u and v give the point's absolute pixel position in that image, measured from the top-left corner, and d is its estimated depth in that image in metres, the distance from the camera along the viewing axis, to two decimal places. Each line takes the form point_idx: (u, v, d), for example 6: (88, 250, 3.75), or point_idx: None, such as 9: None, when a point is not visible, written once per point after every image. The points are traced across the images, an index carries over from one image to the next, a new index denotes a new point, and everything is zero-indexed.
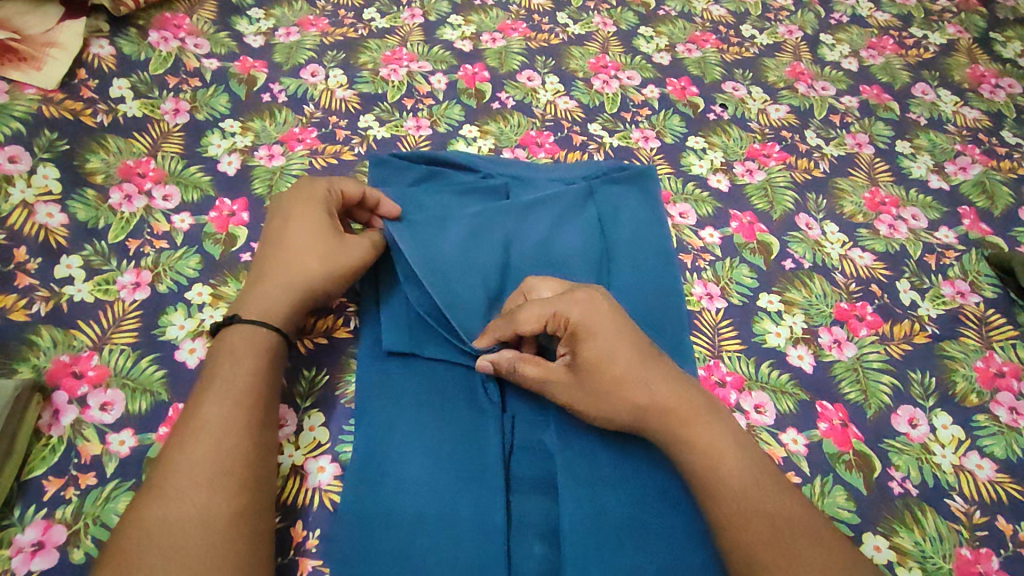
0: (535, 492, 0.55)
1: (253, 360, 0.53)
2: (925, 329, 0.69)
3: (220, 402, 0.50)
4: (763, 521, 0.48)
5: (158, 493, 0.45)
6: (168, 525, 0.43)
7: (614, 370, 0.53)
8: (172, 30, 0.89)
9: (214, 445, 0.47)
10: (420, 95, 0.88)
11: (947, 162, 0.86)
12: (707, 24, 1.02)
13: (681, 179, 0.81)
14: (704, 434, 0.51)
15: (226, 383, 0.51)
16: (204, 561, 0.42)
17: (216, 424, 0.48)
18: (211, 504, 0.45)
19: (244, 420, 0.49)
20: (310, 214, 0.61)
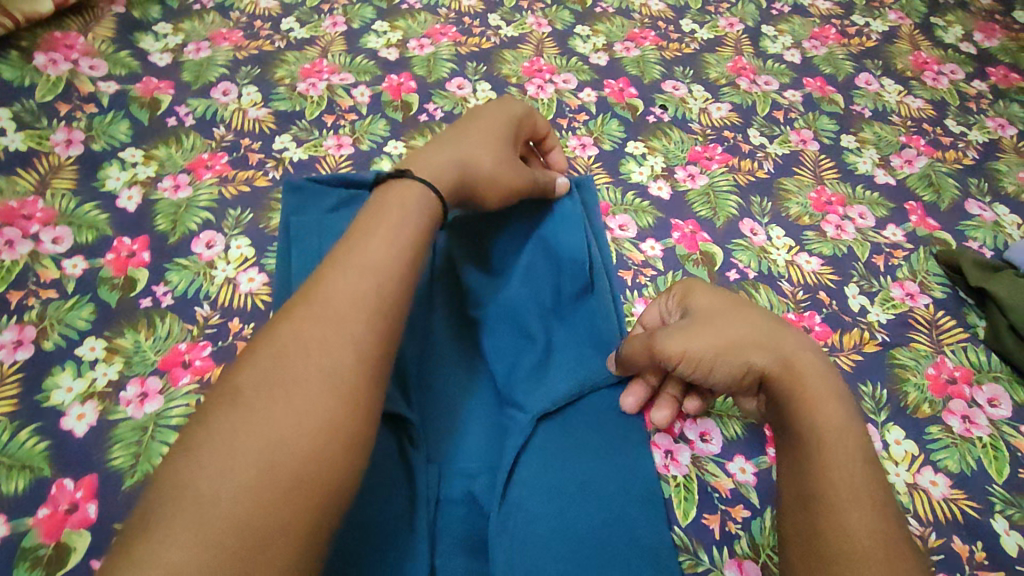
0: (463, 553, 0.51)
1: (376, 257, 0.45)
2: (875, 337, 0.66)
3: (328, 305, 0.42)
4: (860, 504, 0.42)
5: (234, 399, 0.38)
6: (274, 395, 0.38)
7: (741, 311, 0.53)
8: (63, 51, 0.82)
9: (314, 354, 0.40)
10: (341, 110, 0.83)
11: (892, 156, 0.84)
12: (646, 20, 0.98)
13: (621, 188, 0.77)
14: (819, 390, 0.48)
15: (345, 276, 0.44)
16: (266, 459, 0.36)
17: (318, 328, 0.41)
18: (289, 432, 0.37)
19: (364, 313, 0.42)
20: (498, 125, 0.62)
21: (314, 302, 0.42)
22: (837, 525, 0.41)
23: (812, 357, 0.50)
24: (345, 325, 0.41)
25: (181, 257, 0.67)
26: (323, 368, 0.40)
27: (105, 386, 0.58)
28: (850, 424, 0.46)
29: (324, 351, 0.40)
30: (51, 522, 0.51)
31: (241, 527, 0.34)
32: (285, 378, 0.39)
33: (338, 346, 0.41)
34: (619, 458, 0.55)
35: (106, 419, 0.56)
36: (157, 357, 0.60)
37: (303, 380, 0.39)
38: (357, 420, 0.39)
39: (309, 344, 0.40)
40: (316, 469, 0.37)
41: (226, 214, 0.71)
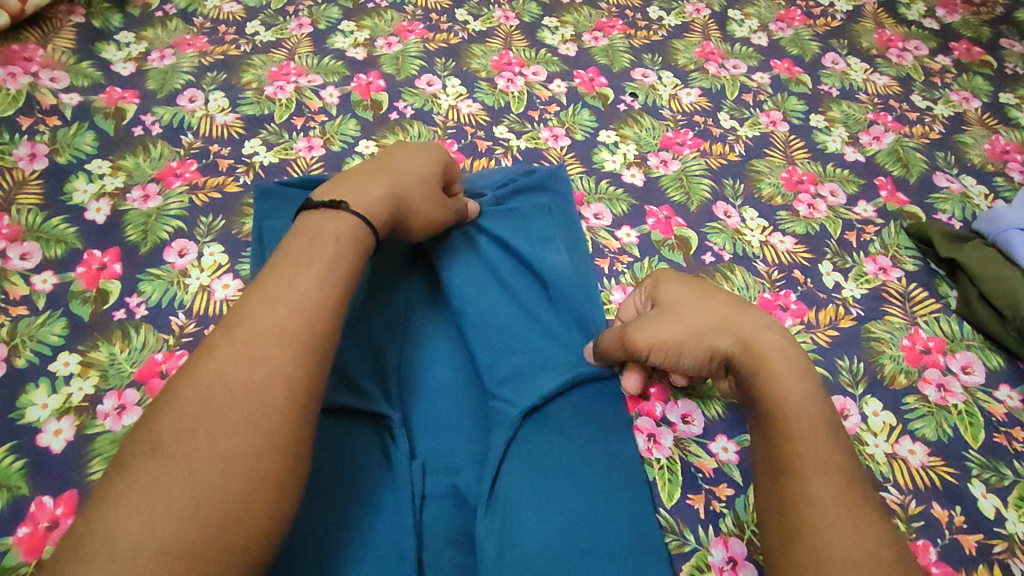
0: (451, 545, 0.51)
1: (308, 287, 0.44)
2: (850, 312, 0.67)
3: (256, 342, 0.40)
4: (829, 479, 0.42)
5: (151, 451, 0.36)
6: (194, 442, 0.37)
7: (707, 297, 0.54)
8: (22, 64, 0.80)
9: (241, 396, 0.38)
10: (311, 112, 0.82)
11: (861, 133, 0.85)
12: (613, 9, 0.98)
13: (594, 177, 0.77)
14: (787, 371, 0.48)
15: (273, 307, 0.42)
16: (184, 515, 0.34)
17: (242, 370, 0.39)
18: (212, 482, 0.36)
19: (294, 351, 0.41)
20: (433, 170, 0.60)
21: (240, 337, 0.40)
22: (803, 500, 0.42)
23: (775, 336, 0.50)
24: (272, 365, 0.40)
25: (153, 267, 0.66)
26: (248, 413, 0.38)
27: (81, 400, 0.57)
28: (815, 401, 0.46)
29: (248, 394, 0.39)
30: (32, 539, 0.50)
31: None
32: (207, 425, 0.37)
33: (264, 388, 0.39)
34: (600, 443, 0.55)
35: (84, 433, 0.55)
36: (133, 369, 0.59)
37: (228, 427, 0.37)
38: (282, 465, 0.38)
39: (230, 389, 0.38)
40: (240, 521, 0.36)
41: (198, 221, 0.70)
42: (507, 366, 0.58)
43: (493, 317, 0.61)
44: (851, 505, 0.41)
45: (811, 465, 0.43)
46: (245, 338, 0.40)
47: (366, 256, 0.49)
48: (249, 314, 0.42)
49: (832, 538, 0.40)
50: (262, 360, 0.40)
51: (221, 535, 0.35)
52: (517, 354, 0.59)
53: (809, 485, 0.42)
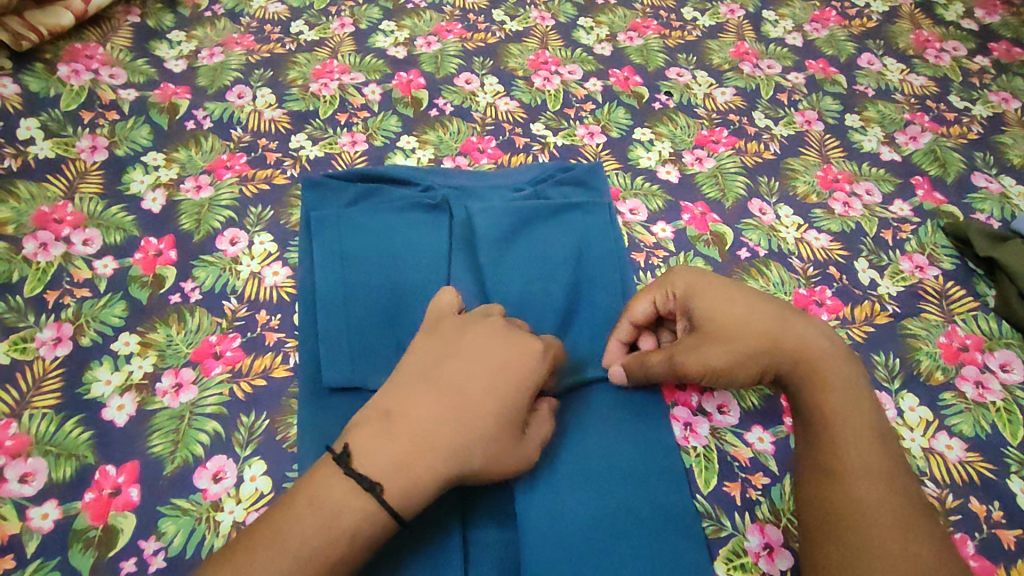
0: (493, 522, 0.52)
1: (475, 413, 0.46)
2: (886, 309, 0.67)
3: (394, 485, 0.44)
4: (892, 500, 0.45)
5: (304, 502, 0.43)
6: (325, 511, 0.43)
7: (741, 306, 0.54)
8: (84, 61, 0.84)
9: (316, 559, 0.42)
10: (354, 108, 0.85)
11: (897, 133, 0.85)
12: (648, 10, 1.00)
13: (630, 173, 0.78)
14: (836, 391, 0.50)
15: (424, 424, 0.45)
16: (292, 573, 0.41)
17: (321, 526, 0.42)
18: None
19: (418, 445, 0.45)
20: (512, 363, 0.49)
21: (389, 461, 0.44)
22: (853, 494, 0.46)
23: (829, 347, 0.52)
24: (358, 527, 0.43)
25: (206, 255, 0.69)
26: (323, 568, 0.42)
27: (141, 377, 0.60)
28: (872, 427, 0.49)
29: (322, 557, 0.42)
30: (98, 505, 0.53)
31: None
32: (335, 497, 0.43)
33: (335, 553, 0.42)
34: (640, 429, 0.56)
35: (144, 409, 0.58)
36: (188, 350, 0.62)
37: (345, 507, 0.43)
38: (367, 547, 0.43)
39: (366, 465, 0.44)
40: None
41: (247, 211, 0.73)
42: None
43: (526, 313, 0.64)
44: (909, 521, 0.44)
45: (871, 494, 0.45)
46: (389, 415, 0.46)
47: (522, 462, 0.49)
48: (395, 440, 0.45)
49: (881, 535, 0.44)
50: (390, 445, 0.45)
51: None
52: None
53: (870, 508, 0.45)
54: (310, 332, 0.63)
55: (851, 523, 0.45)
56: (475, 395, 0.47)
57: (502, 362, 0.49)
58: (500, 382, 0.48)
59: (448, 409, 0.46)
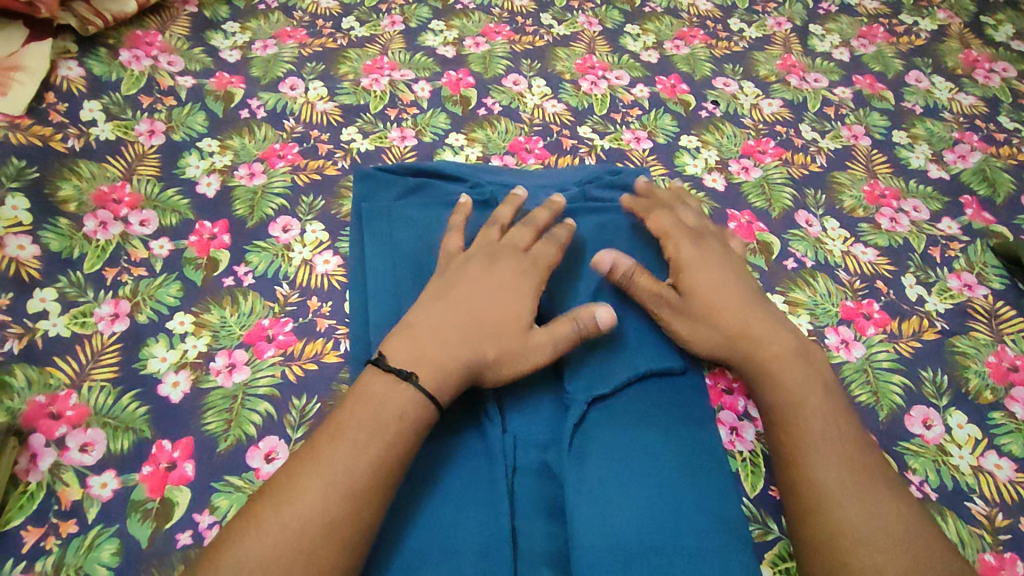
0: (543, 516, 0.53)
1: (484, 307, 0.55)
2: (934, 325, 0.67)
3: (422, 370, 0.50)
4: (869, 490, 0.49)
5: (357, 400, 0.49)
6: (372, 403, 0.48)
7: (706, 291, 0.58)
8: (144, 48, 0.86)
9: (371, 441, 0.47)
10: (403, 104, 0.86)
11: (946, 151, 0.84)
12: (695, 19, 1.00)
13: (676, 179, 0.79)
14: (793, 374, 0.54)
15: (447, 325, 0.53)
16: (352, 463, 0.46)
17: (371, 414, 0.48)
18: (342, 512, 0.44)
19: (437, 333, 0.53)
20: (511, 279, 0.58)
21: (411, 354, 0.51)
22: (813, 481, 0.50)
23: (783, 337, 0.56)
24: (406, 410, 0.48)
25: (260, 240, 0.70)
26: (386, 448, 0.47)
27: (196, 356, 0.61)
28: (828, 416, 0.53)
29: (381, 440, 0.47)
30: (155, 478, 0.54)
31: (331, 512, 0.44)
32: (378, 391, 0.49)
33: (390, 432, 0.48)
34: (687, 431, 0.57)
35: (199, 386, 0.59)
36: (242, 332, 0.63)
37: (384, 393, 0.49)
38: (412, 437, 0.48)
39: (396, 357, 0.51)
40: (375, 481, 0.46)
41: (300, 200, 0.74)
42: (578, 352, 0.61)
43: (569, 301, 0.64)
44: (882, 511, 0.48)
45: (842, 488, 0.49)
46: (409, 323, 0.54)
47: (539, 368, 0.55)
48: (427, 334, 0.52)
49: (842, 519, 0.48)
50: (417, 339, 0.52)
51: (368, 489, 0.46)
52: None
53: (845, 507, 0.48)
54: (359, 320, 0.64)
55: (816, 510, 0.49)
56: (483, 299, 0.55)
57: (501, 276, 0.57)
58: (506, 288, 0.57)
59: (465, 312, 0.54)
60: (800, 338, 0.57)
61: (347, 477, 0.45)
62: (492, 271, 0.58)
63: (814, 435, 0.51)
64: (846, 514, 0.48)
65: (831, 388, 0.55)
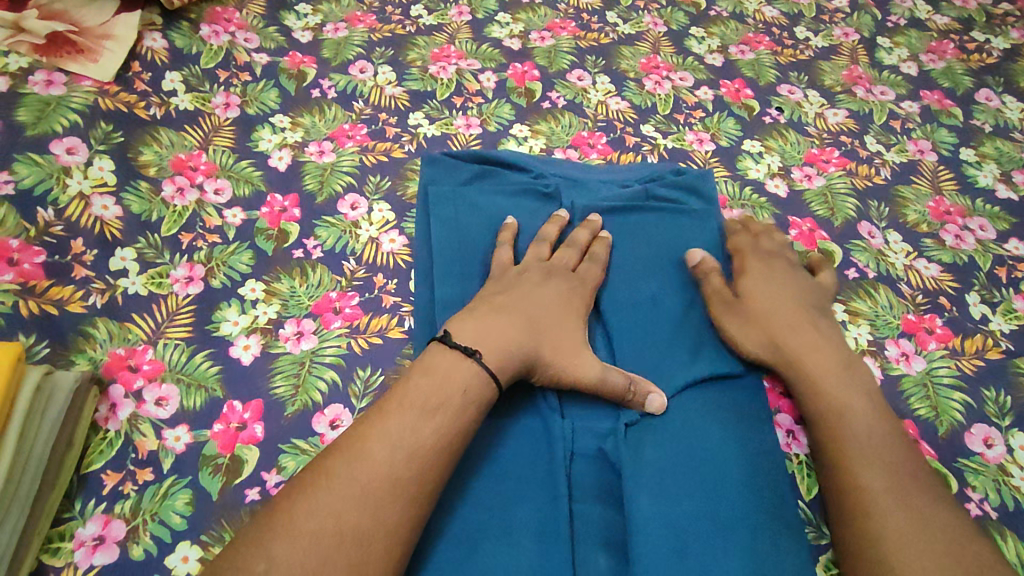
0: (600, 502, 0.53)
1: (542, 310, 0.56)
2: (998, 345, 0.66)
3: (486, 350, 0.51)
4: (919, 502, 0.48)
5: (425, 370, 0.50)
6: (440, 375, 0.49)
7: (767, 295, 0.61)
8: (222, 24, 0.88)
9: (438, 411, 0.48)
10: (469, 93, 0.87)
11: (1014, 172, 0.83)
12: (760, 25, 1.00)
13: (738, 183, 0.79)
14: (834, 385, 0.55)
15: (509, 314, 0.55)
16: (419, 427, 0.47)
17: (437, 385, 0.49)
18: (407, 474, 0.45)
19: (502, 321, 0.54)
20: (570, 294, 0.60)
21: (478, 334, 0.52)
22: (858, 490, 0.49)
23: (829, 349, 0.58)
24: (470, 385, 0.49)
25: (329, 216, 0.72)
26: (452, 417, 0.48)
27: (266, 323, 0.63)
28: (879, 429, 0.53)
29: (446, 410, 0.48)
30: (226, 436, 0.56)
31: (398, 471, 0.45)
32: (445, 363, 0.50)
33: (455, 403, 0.48)
34: (744, 431, 0.57)
35: (269, 351, 0.61)
36: (310, 303, 0.65)
37: (450, 366, 0.50)
38: (475, 411, 0.49)
39: (463, 335, 0.52)
40: (439, 446, 0.47)
41: (367, 180, 0.76)
42: (633, 345, 0.61)
43: (626, 297, 0.64)
44: (927, 521, 0.47)
45: (884, 498, 0.48)
46: (474, 310, 0.55)
47: (584, 385, 0.55)
48: (491, 317, 0.54)
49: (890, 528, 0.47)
50: (483, 323, 0.53)
51: (432, 454, 0.47)
52: (651, 338, 0.62)
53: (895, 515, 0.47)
54: (424, 300, 0.65)
55: (861, 520, 0.48)
56: (543, 302, 0.57)
57: (561, 289, 0.60)
58: (563, 300, 0.59)
59: (525, 307, 0.56)
60: (850, 357, 0.58)
61: (413, 440, 0.46)
62: (554, 282, 0.60)
63: (852, 438, 0.52)
64: (896, 524, 0.47)
65: (875, 398, 0.55)
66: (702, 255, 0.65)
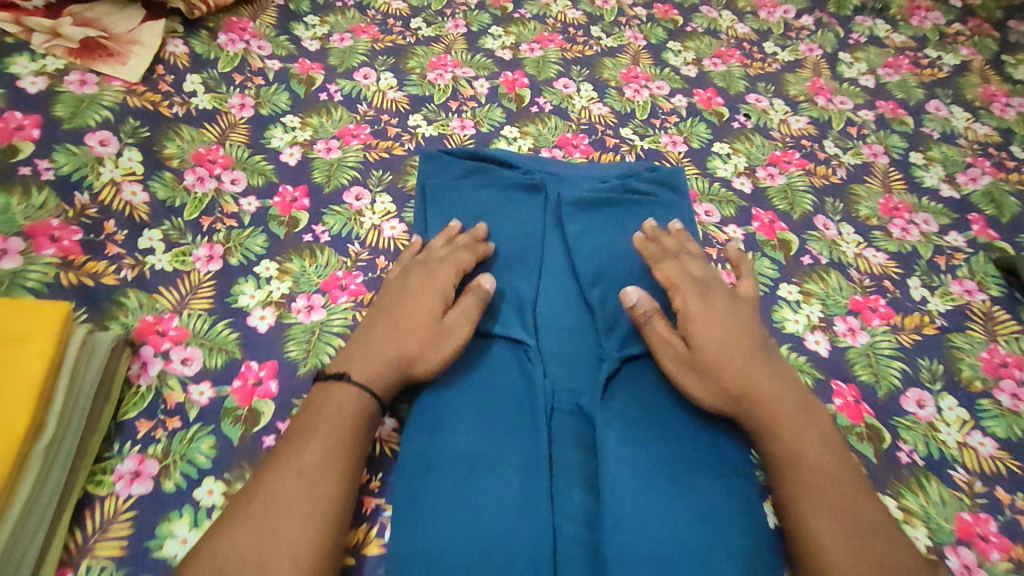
0: (577, 448, 0.61)
1: (407, 316, 0.62)
2: (934, 322, 0.74)
3: (350, 370, 0.57)
4: (868, 543, 0.50)
5: (312, 410, 0.55)
6: (318, 410, 0.55)
7: (728, 344, 0.60)
8: (239, 33, 0.96)
9: (319, 439, 0.53)
10: (464, 98, 0.95)
11: (958, 173, 0.92)
12: (732, 41, 1.09)
13: (708, 179, 0.87)
14: (792, 427, 0.56)
15: (373, 336, 0.61)
16: (303, 458, 0.51)
17: (316, 421, 0.54)
18: (298, 498, 0.49)
19: (365, 342, 0.60)
20: (428, 287, 0.64)
21: (344, 360, 0.59)
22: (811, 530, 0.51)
23: (784, 389, 0.58)
24: (346, 401, 0.55)
25: (335, 205, 0.79)
26: (333, 440, 0.53)
27: (280, 297, 0.70)
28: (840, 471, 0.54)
29: (326, 437, 0.53)
30: (244, 391, 0.62)
31: (288, 499, 0.49)
32: (323, 399, 0.56)
33: (336, 428, 0.54)
34: None
35: (282, 321, 0.68)
36: (319, 280, 0.72)
37: (324, 401, 0.55)
38: (358, 434, 0.54)
39: (339, 362, 0.59)
40: (325, 469, 0.51)
41: (371, 174, 0.83)
42: (609, 312, 0.69)
43: (603, 280, 0.72)
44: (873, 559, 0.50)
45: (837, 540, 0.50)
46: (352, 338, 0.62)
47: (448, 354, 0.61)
48: (359, 347, 0.60)
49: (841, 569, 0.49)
50: (351, 352, 0.60)
51: (320, 476, 0.51)
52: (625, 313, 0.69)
53: (843, 562, 0.49)
54: None
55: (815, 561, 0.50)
56: (406, 309, 0.62)
57: (423, 288, 0.64)
58: (422, 296, 0.64)
59: (389, 321, 0.62)
60: (802, 395, 0.58)
61: (301, 471, 0.50)
62: (415, 284, 0.65)
63: (813, 471, 0.54)
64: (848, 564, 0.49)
65: (829, 439, 0.56)
66: (637, 296, 0.65)
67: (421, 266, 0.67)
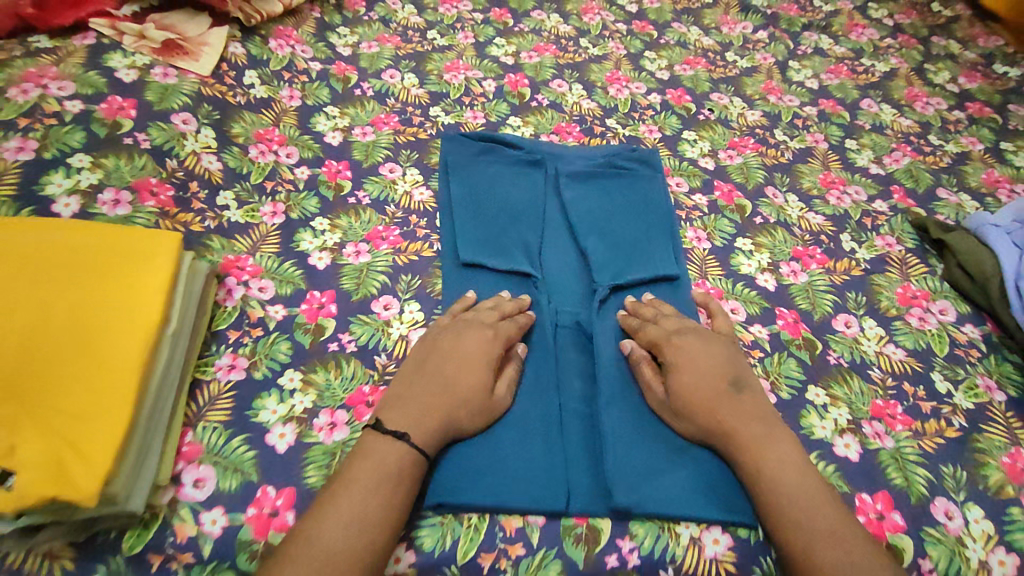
0: (576, 352, 0.79)
1: (459, 380, 0.68)
2: (860, 266, 0.92)
3: (411, 425, 0.64)
4: (845, 545, 0.59)
5: (364, 455, 0.61)
6: (374, 457, 0.61)
7: (701, 387, 0.69)
8: (284, 39, 1.13)
9: (377, 489, 0.59)
10: (474, 94, 1.13)
11: (884, 156, 1.11)
12: (699, 50, 1.28)
13: (679, 159, 1.05)
14: (765, 453, 0.65)
15: (426, 396, 0.66)
16: (365, 501, 0.58)
17: (372, 470, 0.60)
18: (358, 544, 0.55)
19: (420, 396, 0.66)
20: (478, 350, 0.71)
21: (402, 416, 0.64)
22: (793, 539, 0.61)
23: (753, 423, 0.68)
24: (394, 459, 0.61)
25: (373, 176, 0.96)
26: (391, 492, 0.59)
27: (333, 244, 0.86)
28: (813, 485, 0.64)
29: (386, 487, 0.59)
30: (311, 311, 0.78)
31: (351, 541, 0.55)
32: (376, 447, 0.62)
33: (394, 480, 0.60)
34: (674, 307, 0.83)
35: (337, 262, 0.84)
36: (364, 232, 0.88)
37: (381, 447, 0.62)
38: (411, 476, 0.61)
39: (393, 412, 0.65)
40: (384, 514, 0.58)
41: (401, 152, 1.00)
42: (600, 256, 0.87)
43: (594, 232, 0.89)
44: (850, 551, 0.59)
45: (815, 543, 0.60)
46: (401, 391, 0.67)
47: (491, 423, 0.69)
48: (414, 404, 0.66)
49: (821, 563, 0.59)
50: (405, 406, 0.65)
51: (379, 521, 0.58)
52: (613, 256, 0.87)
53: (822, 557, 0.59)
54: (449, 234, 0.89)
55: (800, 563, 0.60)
56: (456, 372, 0.69)
57: (472, 349, 0.71)
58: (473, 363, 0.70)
59: (440, 381, 0.68)
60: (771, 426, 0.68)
61: (363, 514, 0.57)
62: (465, 348, 0.71)
63: (786, 489, 0.63)
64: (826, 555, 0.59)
65: (802, 464, 0.65)
66: (630, 346, 0.76)
67: (465, 324, 0.73)
